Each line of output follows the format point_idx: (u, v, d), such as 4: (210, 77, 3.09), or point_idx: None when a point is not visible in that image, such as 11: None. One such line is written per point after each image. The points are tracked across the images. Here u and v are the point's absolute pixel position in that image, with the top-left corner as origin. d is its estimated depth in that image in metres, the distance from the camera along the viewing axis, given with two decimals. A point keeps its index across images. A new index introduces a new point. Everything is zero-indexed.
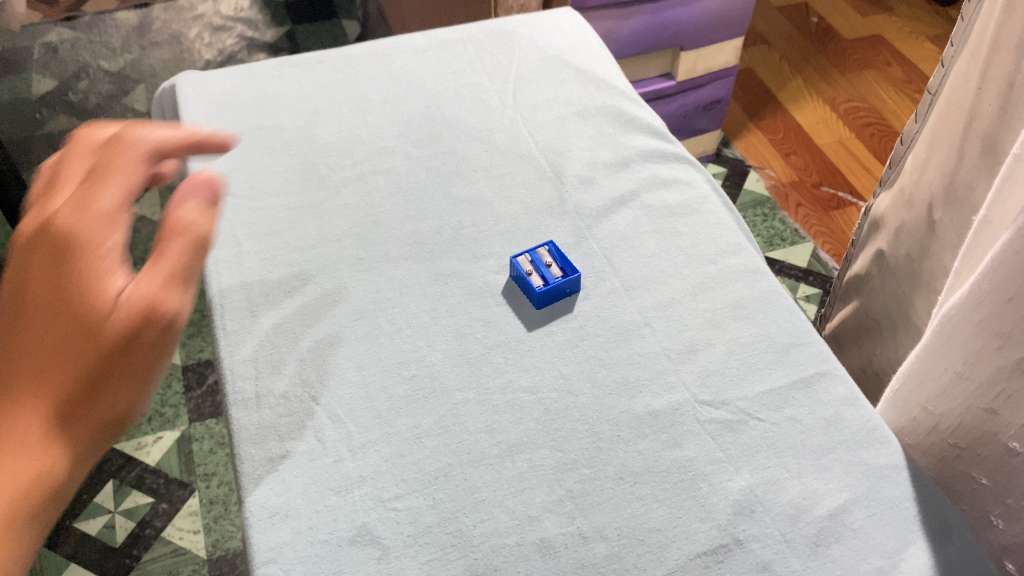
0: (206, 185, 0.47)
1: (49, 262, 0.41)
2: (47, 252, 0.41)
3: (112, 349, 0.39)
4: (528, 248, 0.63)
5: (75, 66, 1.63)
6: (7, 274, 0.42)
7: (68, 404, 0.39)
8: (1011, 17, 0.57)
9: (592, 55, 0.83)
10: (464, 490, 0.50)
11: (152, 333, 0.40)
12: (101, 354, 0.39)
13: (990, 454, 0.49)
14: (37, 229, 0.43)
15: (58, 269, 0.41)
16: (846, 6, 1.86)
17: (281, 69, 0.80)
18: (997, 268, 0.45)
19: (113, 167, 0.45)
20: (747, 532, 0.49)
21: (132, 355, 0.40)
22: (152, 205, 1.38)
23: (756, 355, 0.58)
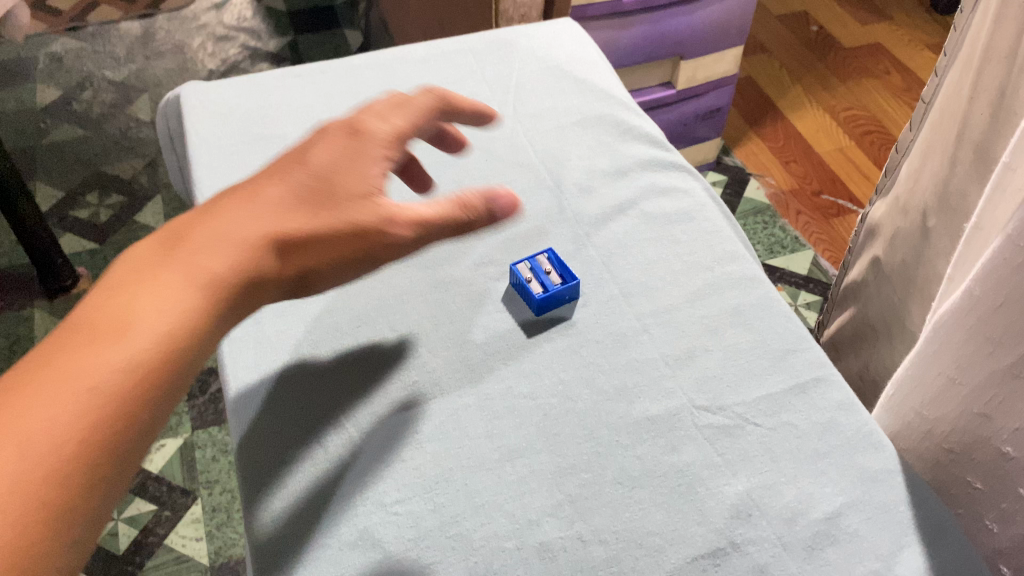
0: (508, 205, 0.53)
1: (337, 152, 0.51)
2: (342, 134, 0.52)
3: (346, 235, 0.48)
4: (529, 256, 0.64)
5: (79, 76, 1.64)
6: (310, 137, 0.53)
7: (292, 247, 0.47)
8: (1002, 27, 0.58)
9: (591, 65, 0.84)
10: (464, 494, 0.51)
11: (386, 246, 0.49)
12: (336, 234, 0.48)
13: (983, 458, 0.50)
14: (339, 131, 0.52)
15: (335, 158, 0.50)
16: (845, 15, 1.87)
17: (284, 79, 0.81)
18: (987, 274, 0.45)
19: (413, 115, 0.55)
20: (744, 535, 0.50)
21: (364, 255, 0.49)
22: (155, 214, 1.39)
23: (753, 361, 0.58)
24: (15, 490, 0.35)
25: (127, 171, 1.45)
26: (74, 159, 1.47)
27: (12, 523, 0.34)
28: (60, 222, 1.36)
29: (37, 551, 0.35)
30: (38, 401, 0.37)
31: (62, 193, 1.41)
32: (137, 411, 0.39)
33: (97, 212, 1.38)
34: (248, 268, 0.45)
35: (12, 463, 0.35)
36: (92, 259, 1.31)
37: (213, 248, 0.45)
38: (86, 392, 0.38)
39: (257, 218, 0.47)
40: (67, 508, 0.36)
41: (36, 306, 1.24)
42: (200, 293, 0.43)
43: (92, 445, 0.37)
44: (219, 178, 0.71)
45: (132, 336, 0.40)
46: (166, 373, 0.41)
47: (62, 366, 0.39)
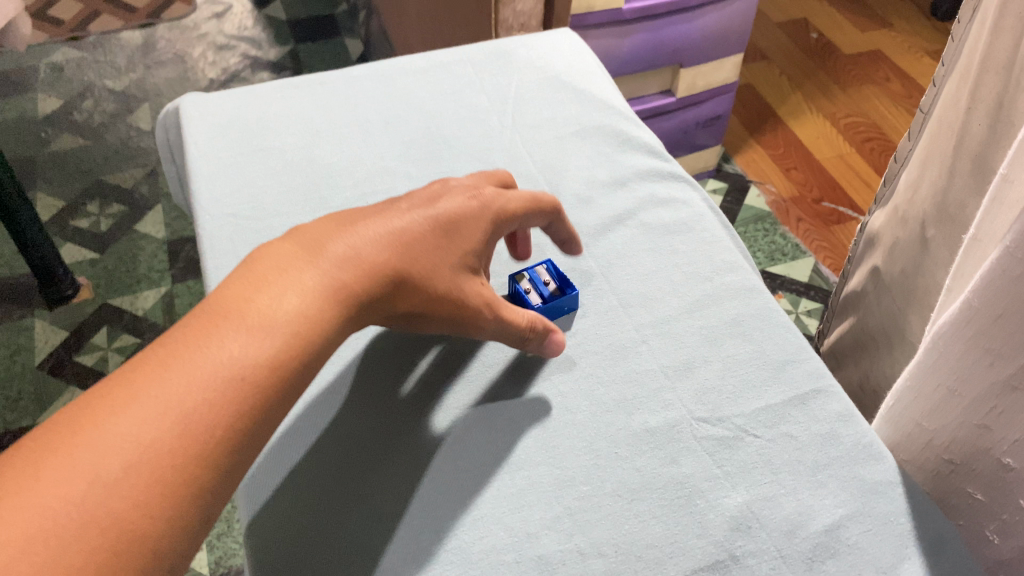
0: (557, 348, 0.57)
1: (463, 214, 0.55)
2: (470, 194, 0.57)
3: (451, 294, 0.53)
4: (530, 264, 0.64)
5: (79, 85, 1.64)
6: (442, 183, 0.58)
7: (412, 285, 0.51)
8: (999, 38, 0.58)
9: (590, 76, 0.84)
10: (462, 507, 0.51)
11: (469, 320, 0.54)
12: (445, 290, 0.53)
13: (984, 469, 0.50)
14: (465, 196, 0.56)
15: (459, 220, 0.55)
16: (845, 22, 1.87)
17: (284, 90, 0.81)
18: (985, 286, 0.45)
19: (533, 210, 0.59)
20: (743, 548, 0.50)
21: (453, 320, 0.54)
22: (155, 223, 1.39)
23: (752, 372, 0.58)
24: (164, 459, 0.39)
25: (127, 181, 1.46)
26: (75, 168, 1.48)
27: (160, 487, 0.38)
28: (60, 232, 1.36)
29: (178, 514, 0.39)
30: (186, 380, 0.41)
31: (62, 203, 1.41)
32: (268, 405, 0.43)
33: (98, 221, 1.38)
34: (370, 294, 0.49)
35: (164, 433, 0.39)
36: (92, 269, 1.31)
37: (346, 266, 0.49)
38: (228, 380, 0.42)
39: (386, 248, 0.51)
40: (204, 482, 0.40)
41: (36, 316, 1.24)
42: (331, 308, 0.47)
43: (230, 430, 0.41)
44: (218, 190, 0.71)
45: (272, 335, 0.44)
46: (296, 375, 0.45)
47: (210, 349, 0.43)
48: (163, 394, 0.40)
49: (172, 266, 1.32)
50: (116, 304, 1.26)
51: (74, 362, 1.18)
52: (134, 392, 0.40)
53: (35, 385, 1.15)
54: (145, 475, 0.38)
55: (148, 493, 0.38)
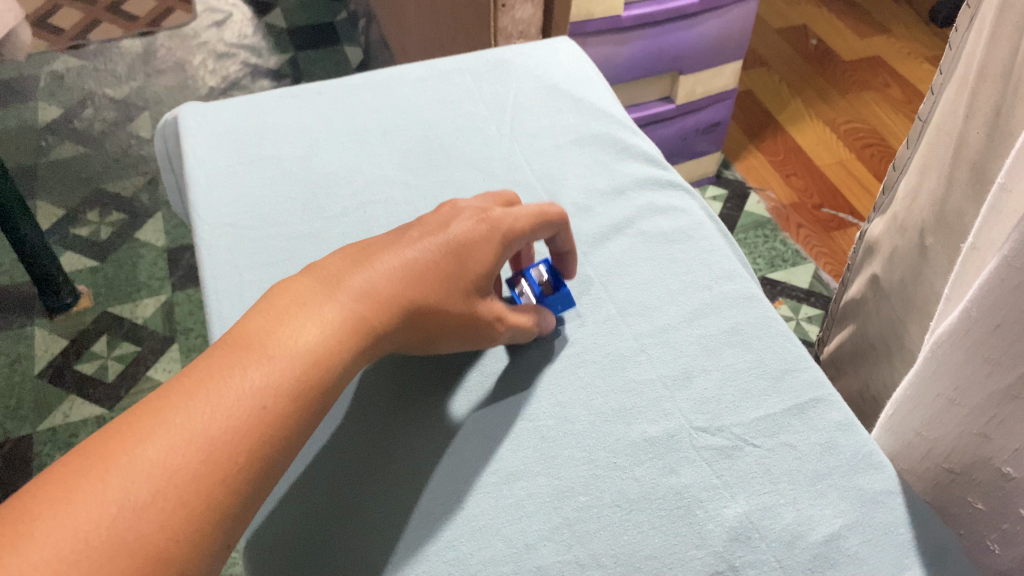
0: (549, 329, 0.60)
1: (474, 240, 0.55)
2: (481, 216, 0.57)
3: (466, 318, 0.54)
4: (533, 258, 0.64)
5: (80, 94, 1.65)
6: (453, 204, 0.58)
7: (429, 312, 0.52)
8: (997, 46, 0.58)
9: (588, 84, 0.84)
10: (461, 519, 0.51)
11: (481, 338, 0.56)
12: (463, 314, 0.54)
13: (984, 479, 0.50)
14: (473, 220, 0.56)
15: (469, 245, 0.55)
16: (844, 28, 1.87)
17: (282, 100, 0.82)
18: (984, 295, 0.45)
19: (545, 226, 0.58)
20: (743, 558, 0.49)
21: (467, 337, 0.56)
22: (155, 231, 1.39)
23: (751, 382, 0.58)
24: (190, 487, 0.40)
25: (127, 189, 1.46)
26: (75, 176, 1.48)
27: (187, 515, 0.39)
28: (60, 241, 1.36)
29: (203, 540, 0.40)
30: (211, 412, 0.42)
31: (62, 212, 1.41)
32: (289, 437, 0.44)
33: (98, 230, 1.39)
34: (388, 323, 0.50)
35: (189, 464, 0.41)
36: (92, 277, 1.31)
37: (363, 297, 0.50)
38: (251, 413, 0.43)
39: (403, 278, 0.52)
40: (227, 510, 0.41)
41: (36, 324, 1.24)
42: (351, 339, 0.48)
43: (253, 460, 0.42)
44: (217, 200, 0.71)
45: (294, 367, 0.45)
46: (316, 408, 0.46)
47: (233, 382, 0.44)
48: (188, 425, 0.42)
49: (172, 275, 1.32)
50: (116, 312, 1.26)
51: (74, 370, 1.18)
52: (159, 421, 0.42)
53: (34, 394, 1.15)
54: (173, 503, 0.39)
55: (175, 521, 0.39)
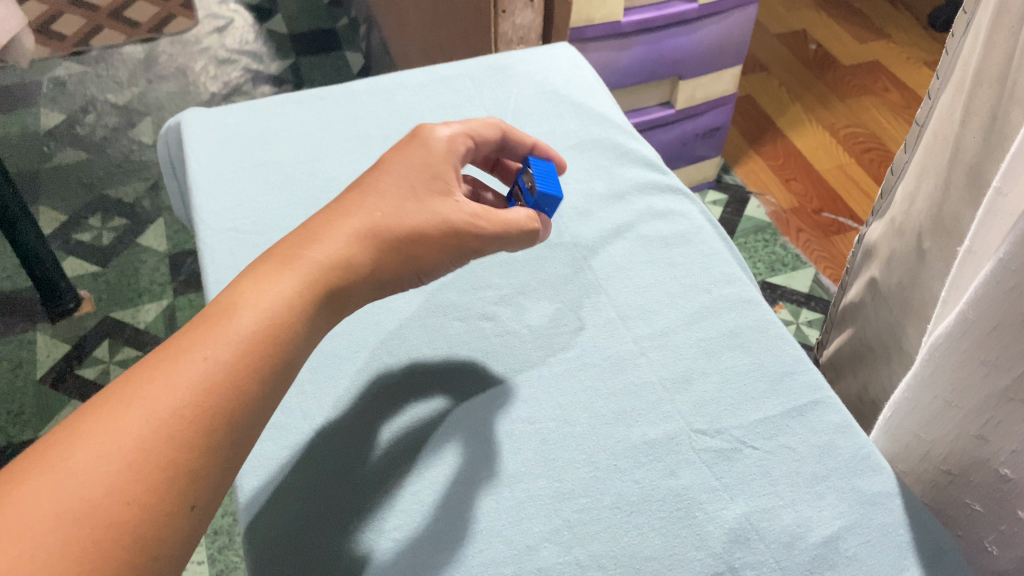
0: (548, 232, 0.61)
1: (415, 173, 0.55)
2: (418, 152, 0.57)
3: (439, 230, 0.53)
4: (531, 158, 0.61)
5: (82, 100, 1.65)
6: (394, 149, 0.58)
7: (393, 246, 0.52)
8: (993, 51, 0.59)
9: (588, 90, 0.85)
10: (463, 520, 0.51)
11: (471, 247, 0.55)
12: (433, 228, 0.53)
13: (981, 480, 0.50)
14: (412, 156, 0.56)
15: (410, 179, 0.55)
16: (843, 33, 1.88)
17: (284, 105, 0.82)
18: (980, 297, 0.46)
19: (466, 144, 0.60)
20: (742, 560, 0.50)
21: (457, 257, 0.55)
22: (157, 237, 1.39)
23: (750, 385, 0.58)
24: (147, 454, 0.39)
25: (129, 195, 1.46)
26: (77, 182, 1.48)
27: (145, 480, 0.39)
28: (63, 246, 1.37)
29: (165, 506, 0.39)
30: (165, 379, 0.42)
31: (64, 217, 1.42)
32: (250, 400, 0.44)
33: (100, 235, 1.39)
34: (347, 262, 0.49)
35: (145, 430, 0.40)
36: (93, 282, 1.32)
37: (316, 244, 0.49)
38: (209, 377, 0.43)
39: (353, 215, 0.51)
40: (191, 476, 0.40)
41: (38, 329, 1.25)
42: (305, 281, 0.48)
43: (213, 425, 0.42)
44: (220, 205, 0.71)
45: (248, 322, 0.45)
46: (277, 365, 0.45)
47: (189, 347, 0.44)
48: (142, 394, 0.41)
49: (173, 280, 1.32)
50: (118, 317, 1.26)
51: (75, 375, 1.19)
52: (114, 396, 0.41)
53: (37, 399, 1.16)
54: (130, 470, 0.39)
55: (133, 486, 0.38)
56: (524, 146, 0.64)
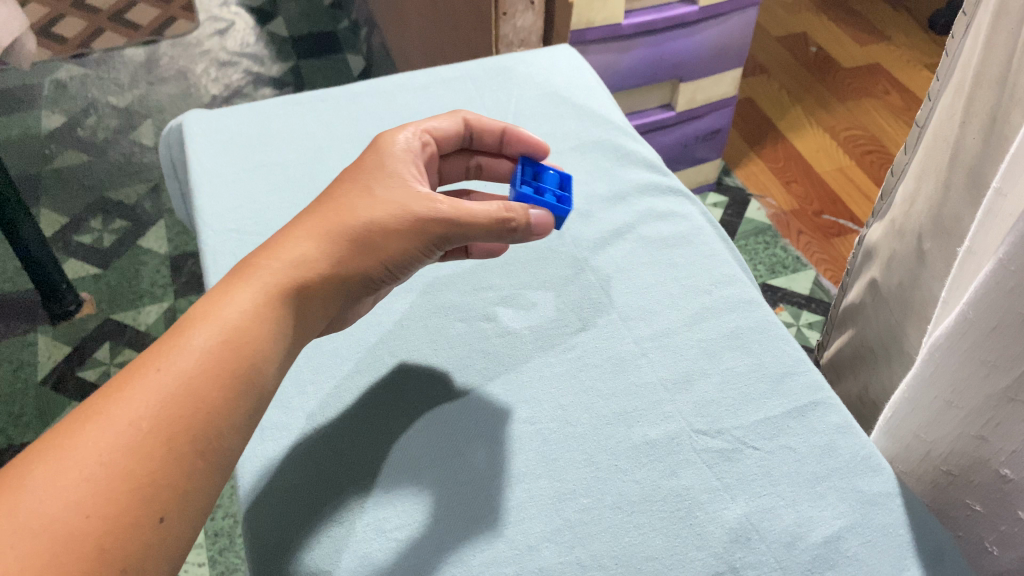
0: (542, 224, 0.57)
1: (366, 178, 0.57)
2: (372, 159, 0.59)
3: (394, 219, 0.54)
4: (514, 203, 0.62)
5: (83, 102, 1.66)
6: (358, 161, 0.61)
7: (348, 241, 0.54)
8: (993, 52, 0.59)
9: (589, 91, 0.85)
10: (464, 520, 0.51)
11: (437, 234, 0.54)
12: (387, 218, 0.54)
13: (981, 481, 0.50)
14: (365, 165, 0.59)
15: (361, 183, 0.57)
16: (843, 36, 1.88)
17: (286, 107, 0.82)
18: (980, 298, 0.46)
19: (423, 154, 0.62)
20: (743, 560, 0.50)
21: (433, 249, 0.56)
22: (158, 239, 1.39)
23: (752, 385, 0.59)
24: (108, 471, 0.42)
25: (130, 197, 1.46)
26: (78, 184, 1.48)
27: (106, 494, 0.41)
28: (64, 248, 1.37)
29: (128, 518, 0.41)
30: (128, 400, 0.45)
31: (66, 219, 1.42)
32: (212, 412, 0.46)
33: (101, 237, 1.39)
34: (299, 263, 0.53)
35: (106, 449, 0.43)
36: (94, 284, 1.32)
37: (270, 253, 0.53)
38: (169, 395, 0.45)
39: (307, 223, 0.55)
40: (154, 488, 0.43)
41: (39, 330, 1.25)
42: (257, 285, 0.51)
43: (175, 439, 0.44)
44: (222, 206, 0.71)
45: (200, 337, 0.48)
46: (237, 371, 0.48)
47: (147, 367, 0.47)
48: (106, 415, 0.44)
49: (174, 281, 1.32)
50: (119, 319, 1.26)
51: (76, 377, 1.19)
52: (81, 420, 0.44)
53: (38, 400, 1.16)
54: (91, 487, 0.41)
55: (94, 501, 0.41)
56: (494, 133, 0.66)
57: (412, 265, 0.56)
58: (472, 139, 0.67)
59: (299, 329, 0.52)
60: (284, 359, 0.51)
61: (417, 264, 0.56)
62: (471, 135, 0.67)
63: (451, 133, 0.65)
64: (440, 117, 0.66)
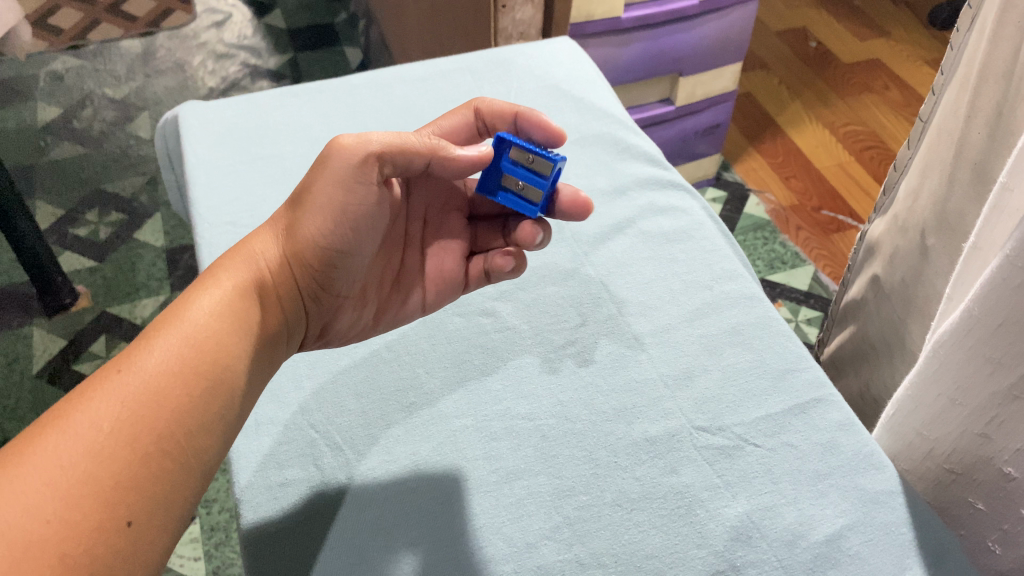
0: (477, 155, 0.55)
1: None
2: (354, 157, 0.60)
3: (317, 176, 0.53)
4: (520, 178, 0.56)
5: (79, 94, 1.64)
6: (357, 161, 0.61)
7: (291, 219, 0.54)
8: (999, 46, 0.58)
9: (589, 84, 0.84)
10: (461, 518, 0.51)
11: (353, 165, 0.52)
12: (312, 177, 0.54)
13: (984, 479, 0.50)
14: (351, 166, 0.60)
15: None
16: (843, 31, 1.87)
17: (283, 99, 0.81)
18: (985, 294, 0.45)
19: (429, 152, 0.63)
20: (744, 558, 0.49)
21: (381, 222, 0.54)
22: (155, 232, 1.38)
23: (753, 382, 0.58)
24: (69, 475, 0.41)
25: (127, 189, 1.45)
26: (75, 177, 1.47)
27: (68, 499, 0.40)
28: (59, 241, 1.36)
29: (92, 522, 0.41)
30: (90, 403, 0.44)
31: (61, 212, 1.41)
32: (177, 412, 0.46)
33: (97, 230, 1.38)
34: (253, 257, 0.54)
35: (67, 453, 0.42)
36: (91, 277, 1.31)
37: (231, 253, 0.55)
38: (132, 397, 0.45)
39: (268, 222, 0.56)
40: (120, 491, 0.42)
41: (34, 324, 1.24)
42: (213, 285, 0.52)
43: (139, 441, 0.44)
44: (217, 199, 0.71)
45: (161, 338, 0.48)
46: (201, 370, 0.48)
47: (110, 371, 0.46)
48: (66, 420, 0.43)
49: (171, 275, 1.31)
50: (115, 313, 1.26)
51: (72, 370, 1.18)
52: (40, 426, 0.43)
53: (33, 393, 1.15)
54: (52, 492, 0.40)
55: (54, 506, 0.40)
56: (505, 119, 0.62)
57: (361, 230, 0.53)
58: (488, 128, 0.64)
59: (260, 322, 0.52)
60: (246, 352, 0.50)
61: (364, 231, 0.53)
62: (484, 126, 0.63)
63: (461, 128, 0.63)
64: (451, 114, 0.64)
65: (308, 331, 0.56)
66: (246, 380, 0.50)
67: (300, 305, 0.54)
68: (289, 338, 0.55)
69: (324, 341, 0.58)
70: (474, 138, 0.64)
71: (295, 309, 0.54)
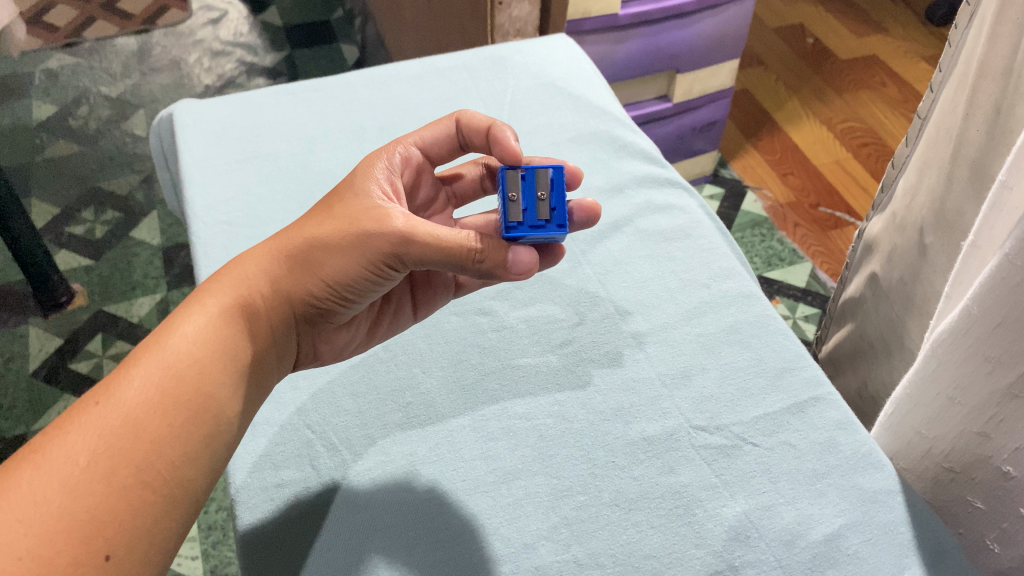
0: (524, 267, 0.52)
1: (347, 181, 0.55)
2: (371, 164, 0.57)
3: (336, 235, 0.51)
4: (530, 199, 0.53)
5: (75, 92, 1.63)
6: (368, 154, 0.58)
7: (296, 263, 0.52)
8: (998, 42, 0.58)
9: (587, 82, 0.84)
10: (457, 518, 0.51)
11: (384, 251, 0.50)
12: (331, 235, 0.51)
13: (983, 478, 0.49)
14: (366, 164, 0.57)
15: (341, 188, 0.55)
16: (841, 27, 1.87)
17: (278, 97, 0.81)
18: (983, 295, 0.45)
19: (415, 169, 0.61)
20: (742, 558, 0.49)
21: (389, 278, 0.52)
22: (150, 230, 1.38)
23: (750, 380, 0.58)
24: (44, 511, 0.41)
25: (123, 188, 1.45)
26: (71, 175, 1.47)
27: (42, 535, 0.40)
28: (55, 239, 1.35)
29: (66, 560, 0.40)
30: (66, 437, 0.44)
31: (57, 211, 1.40)
32: (157, 443, 0.45)
33: (93, 228, 1.38)
34: (246, 281, 0.52)
35: (43, 488, 0.42)
36: (87, 276, 1.30)
37: (222, 273, 0.54)
38: (109, 428, 0.44)
39: (271, 241, 0.54)
40: (96, 527, 0.42)
41: (30, 322, 1.23)
42: (205, 313, 0.51)
43: (117, 473, 0.43)
44: (213, 198, 0.70)
45: (141, 370, 0.47)
46: (182, 399, 0.47)
47: (90, 405, 0.46)
48: (42, 453, 0.43)
49: (167, 273, 1.31)
50: (111, 311, 1.25)
51: (68, 369, 1.18)
52: (18, 461, 0.43)
53: (29, 393, 1.14)
54: (24, 530, 0.40)
55: (27, 543, 0.40)
56: (480, 134, 0.60)
57: (361, 287, 0.52)
58: (468, 143, 0.62)
59: (249, 355, 0.51)
60: (232, 384, 0.50)
61: (374, 288, 0.53)
62: (466, 141, 0.62)
63: (443, 141, 0.62)
64: (432, 125, 0.62)
65: (298, 354, 0.56)
66: (232, 408, 0.49)
67: (292, 337, 0.54)
68: (280, 363, 0.54)
69: (316, 361, 0.57)
70: (458, 150, 0.63)
71: (287, 339, 0.53)
